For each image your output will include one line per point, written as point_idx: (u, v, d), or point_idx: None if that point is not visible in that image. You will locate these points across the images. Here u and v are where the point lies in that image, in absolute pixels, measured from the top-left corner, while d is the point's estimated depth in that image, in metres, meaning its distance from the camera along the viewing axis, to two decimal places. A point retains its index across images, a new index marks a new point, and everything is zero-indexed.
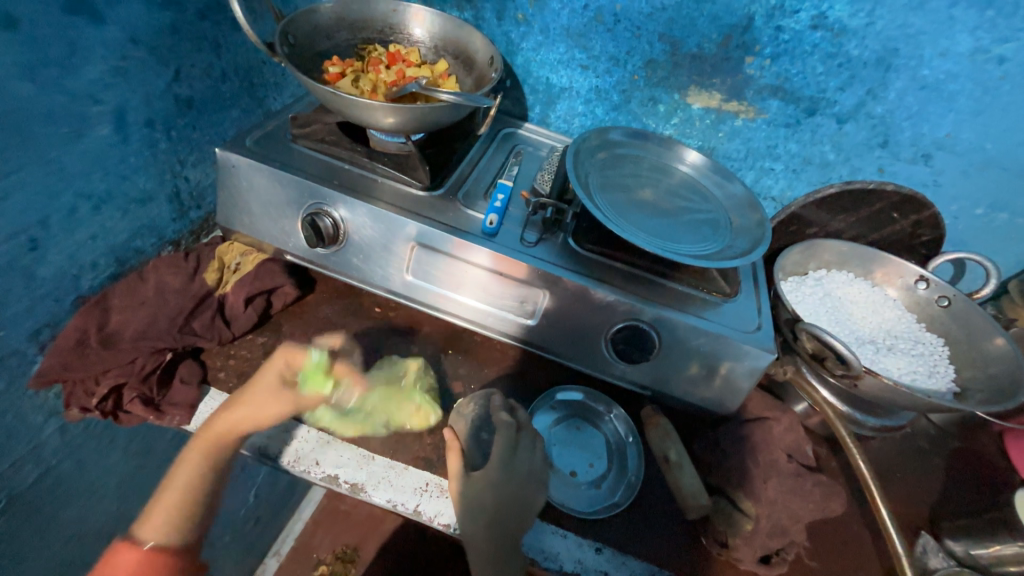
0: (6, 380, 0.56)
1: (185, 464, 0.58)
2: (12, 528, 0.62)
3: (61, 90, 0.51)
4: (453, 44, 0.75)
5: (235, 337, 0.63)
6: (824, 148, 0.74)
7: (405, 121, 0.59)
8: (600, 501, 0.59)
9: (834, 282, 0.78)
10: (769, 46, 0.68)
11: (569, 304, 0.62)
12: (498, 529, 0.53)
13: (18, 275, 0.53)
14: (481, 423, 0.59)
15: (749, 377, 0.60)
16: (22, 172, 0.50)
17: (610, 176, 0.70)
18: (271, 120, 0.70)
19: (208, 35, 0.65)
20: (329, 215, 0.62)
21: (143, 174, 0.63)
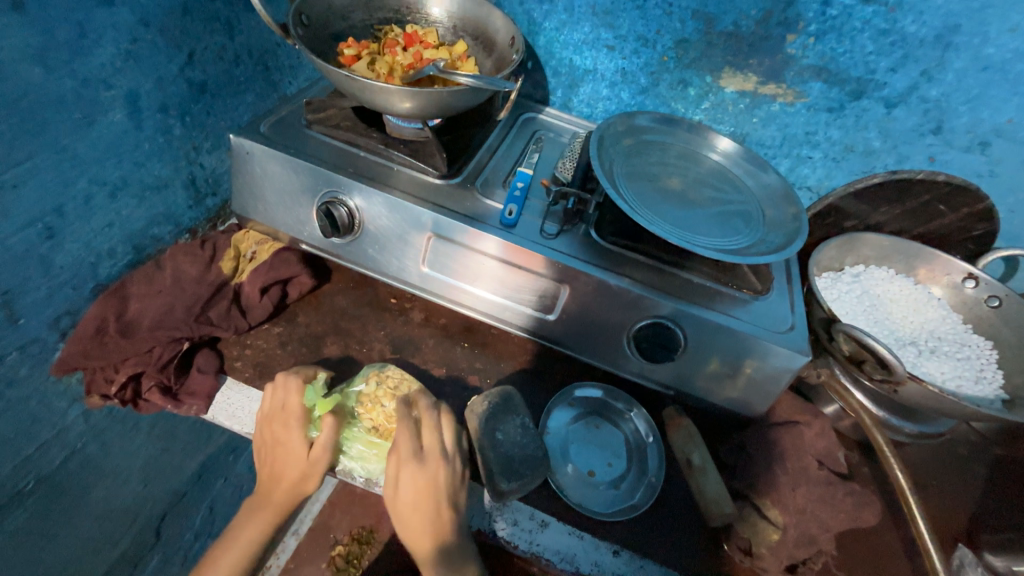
0: (29, 367, 0.57)
1: (244, 530, 0.56)
2: (42, 507, 0.64)
3: (72, 75, 0.50)
4: (473, 24, 0.71)
5: (251, 326, 0.63)
6: (869, 134, 0.69)
7: (422, 106, 0.57)
8: (618, 502, 0.57)
9: (873, 279, 0.73)
10: (814, 23, 0.63)
11: (591, 299, 0.60)
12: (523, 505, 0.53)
13: (36, 263, 0.53)
14: (493, 420, 0.56)
15: (780, 380, 0.57)
16: (36, 159, 0.50)
17: (636, 164, 0.66)
18: (285, 105, 0.68)
19: (221, 15, 0.63)
20: (344, 204, 0.61)
21: (158, 161, 0.62)
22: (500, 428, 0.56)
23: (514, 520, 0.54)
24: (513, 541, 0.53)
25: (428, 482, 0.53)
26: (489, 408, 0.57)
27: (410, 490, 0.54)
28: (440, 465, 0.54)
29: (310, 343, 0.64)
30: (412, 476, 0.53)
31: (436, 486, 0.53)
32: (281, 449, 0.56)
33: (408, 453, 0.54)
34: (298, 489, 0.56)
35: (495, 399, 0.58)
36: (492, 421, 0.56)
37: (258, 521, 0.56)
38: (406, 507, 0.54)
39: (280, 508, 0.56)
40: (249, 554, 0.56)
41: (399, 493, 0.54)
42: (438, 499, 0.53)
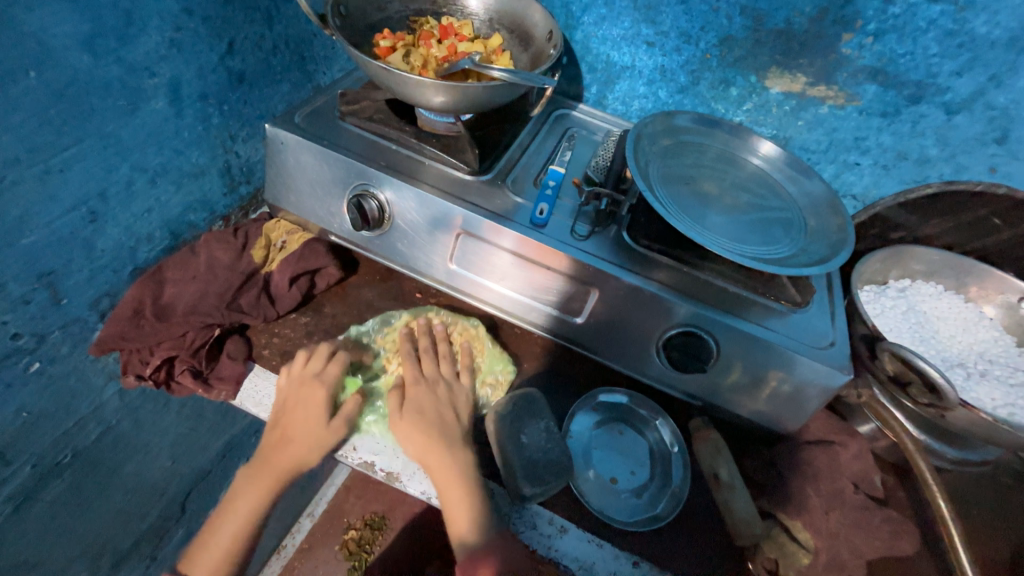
0: (69, 345, 0.59)
1: (246, 493, 0.58)
2: (78, 479, 0.66)
3: (118, 62, 0.51)
4: (510, 17, 0.70)
5: (280, 315, 0.64)
6: (925, 141, 0.65)
7: (456, 100, 0.56)
8: (640, 511, 0.56)
9: (919, 295, 0.70)
10: (874, 22, 0.59)
11: (620, 305, 0.58)
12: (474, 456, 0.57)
13: (78, 245, 0.55)
14: (518, 424, 0.56)
15: (817, 398, 0.55)
16: (82, 144, 0.51)
17: (672, 166, 0.64)
18: (320, 96, 0.68)
19: (261, 5, 0.64)
20: (375, 198, 0.61)
21: (196, 149, 0.63)
22: (525, 432, 0.55)
23: (533, 523, 0.54)
24: (531, 544, 0.53)
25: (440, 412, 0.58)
26: (512, 413, 0.57)
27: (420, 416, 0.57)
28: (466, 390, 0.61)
29: (335, 334, 0.64)
30: (419, 393, 0.59)
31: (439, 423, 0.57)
32: (304, 408, 0.56)
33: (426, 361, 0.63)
34: (304, 462, 0.57)
35: (520, 403, 0.57)
36: (517, 422, 0.56)
37: (261, 487, 0.58)
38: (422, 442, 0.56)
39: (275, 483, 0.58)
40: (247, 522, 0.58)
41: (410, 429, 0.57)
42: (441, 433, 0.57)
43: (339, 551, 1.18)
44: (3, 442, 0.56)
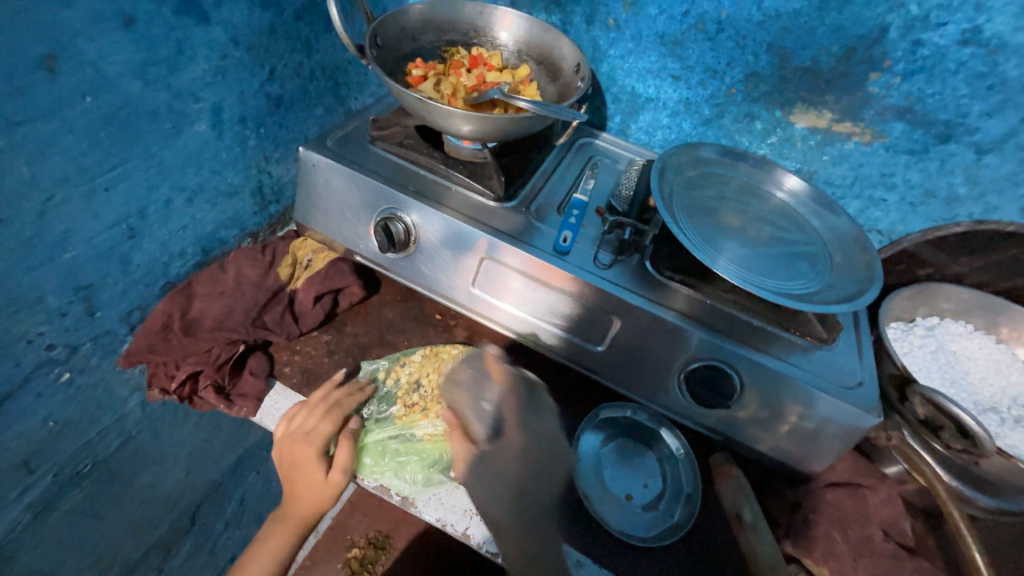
0: (99, 357, 0.60)
1: (272, 538, 0.58)
2: (95, 488, 0.67)
3: (167, 88, 0.53)
4: (538, 50, 0.72)
5: (302, 333, 0.65)
6: (954, 180, 0.65)
7: (485, 129, 0.57)
8: (660, 522, 0.56)
9: (949, 334, 0.69)
10: (902, 62, 0.60)
11: (642, 335, 0.58)
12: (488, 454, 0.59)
13: (115, 260, 0.56)
14: (478, 392, 0.63)
15: (844, 439, 0.53)
16: (127, 165, 0.53)
17: (696, 197, 0.64)
18: (352, 121, 0.71)
19: (302, 35, 0.66)
20: (402, 220, 0.62)
21: (232, 169, 0.65)
22: (485, 397, 0.63)
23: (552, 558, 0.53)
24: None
25: (535, 436, 0.60)
26: (469, 378, 0.64)
27: (519, 433, 0.60)
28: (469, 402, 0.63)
29: (356, 353, 0.65)
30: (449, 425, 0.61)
31: (540, 442, 0.60)
32: (299, 468, 0.56)
33: (512, 392, 0.62)
34: (316, 512, 0.57)
35: (478, 366, 0.64)
36: (477, 386, 0.63)
37: (283, 532, 0.58)
38: (502, 459, 0.59)
39: (301, 522, 0.57)
40: (276, 561, 0.57)
41: (483, 448, 0.59)
42: (541, 454, 0.59)
43: (341, 569, 1.14)
44: (29, 450, 0.57)
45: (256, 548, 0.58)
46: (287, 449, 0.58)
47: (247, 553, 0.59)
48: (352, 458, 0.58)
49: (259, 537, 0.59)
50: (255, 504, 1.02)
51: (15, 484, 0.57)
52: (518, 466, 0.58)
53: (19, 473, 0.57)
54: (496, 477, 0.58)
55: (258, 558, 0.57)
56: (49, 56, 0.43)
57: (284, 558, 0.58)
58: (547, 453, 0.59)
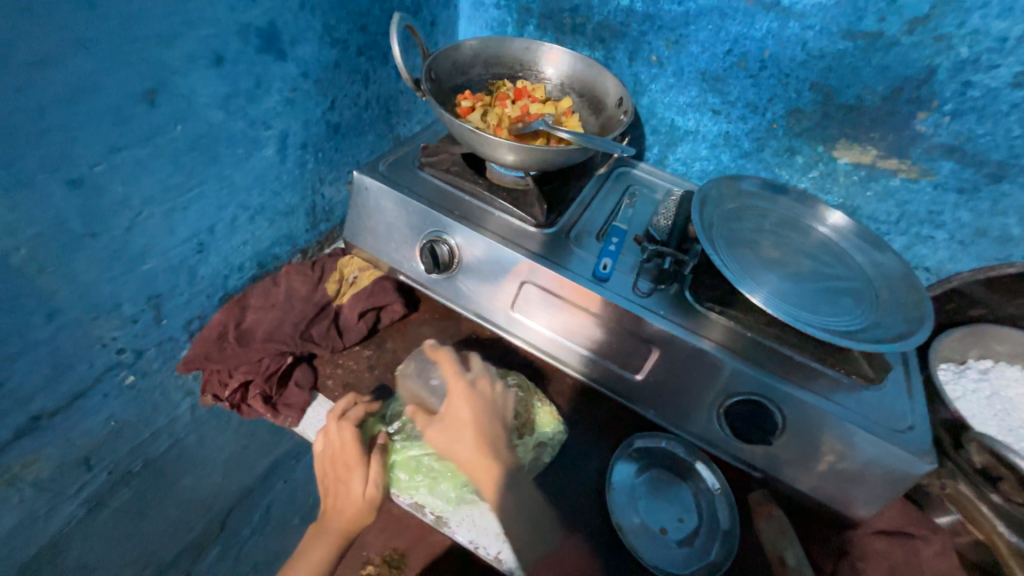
0: (160, 362, 0.64)
1: (312, 551, 0.58)
2: (143, 488, 0.70)
3: (243, 117, 0.58)
4: (581, 84, 0.75)
5: (345, 347, 0.67)
6: (1007, 220, 0.63)
7: (530, 160, 0.59)
8: (694, 560, 0.55)
9: (1004, 379, 0.67)
10: (951, 102, 0.60)
11: (681, 365, 0.58)
12: (483, 434, 0.58)
13: (184, 272, 0.61)
14: (426, 370, 0.65)
15: (895, 485, 0.51)
16: (203, 186, 0.58)
17: (736, 229, 0.64)
18: (402, 147, 0.74)
19: (362, 68, 0.71)
20: (446, 243, 0.64)
21: (290, 191, 0.70)
22: (434, 376, 0.64)
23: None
24: None
25: (475, 398, 0.59)
26: (416, 367, 0.66)
27: (459, 403, 0.59)
28: (468, 385, 0.60)
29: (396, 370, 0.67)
30: (454, 406, 0.59)
31: (488, 404, 0.60)
32: (341, 478, 0.57)
33: (457, 371, 0.61)
34: (356, 526, 0.57)
35: (421, 358, 0.66)
36: (425, 370, 0.65)
37: (323, 545, 0.58)
38: (459, 428, 0.58)
39: (341, 535, 0.57)
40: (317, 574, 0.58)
41: (441, 418, 0.59)
42: (491, 412, 0.59)
43: None
44: (92, 447, 0.60)
45: (296, 560, 0.59)
46: (329, 464, 0.58)
47: (288, 564, 0.59)
48: (384, 471, 0.58)
49: (299, 550, 0.60)
50: (280, 513, 1.03)
51: (75, 479, 0.60)
52: (471, 431, 0.58)
53: (80, 469, 0.60)
54: (460, 431, 0.58)
55: (299, 569, 0.58)
56: (151, 90, 0.48)
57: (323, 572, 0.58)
58: (493, 407, 0.60)
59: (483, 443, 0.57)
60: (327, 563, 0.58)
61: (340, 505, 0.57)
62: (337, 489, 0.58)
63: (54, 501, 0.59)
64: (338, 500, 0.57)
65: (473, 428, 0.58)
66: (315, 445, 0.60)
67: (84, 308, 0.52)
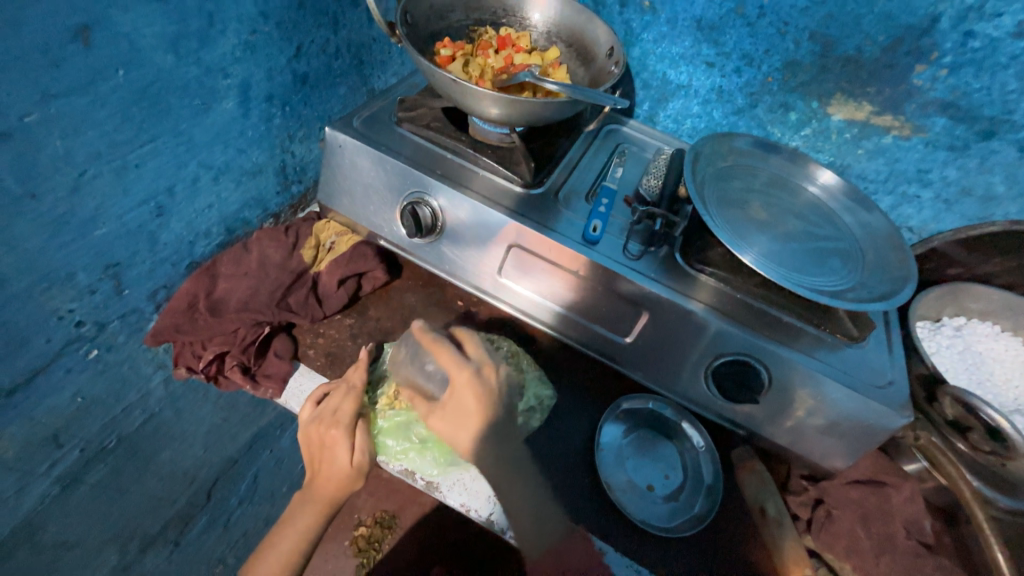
0: (126, 334, 0.60)
1: (300, 517, 0.58)
2: (119, 463, 0.68)
3: (197, 63, 0.52)
4: (569, 32, 0.70)
5: (326, 316, 0.64)
6: (993, 177, 0.63)
7: (515, 114, 0.55)
8: (679, 513, 0.57)
9: (975, 335, 0.70)
10: (950, 54, 0.58)
11: (671, 327, 0.57)
12: (494, 431, 0.56)
13: (144, 238, 0.56)
14: (420, 356, 0.60)
15: (873, 438, 0.53)
16: (157, 141, 0.52)
17: (727, 189, 0.62)
18: (377, 101, 0.69)
19: (329, 10, 0.65)
20: (428, 205, 0.61)
21: (257, 148, 0.65)
22: (428, 361, 0.60)
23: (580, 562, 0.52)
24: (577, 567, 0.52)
25: (480, 389, 0.56)
26: (409, 352, 0.61)
27: (457, 395, 0.56)
28: (471, 376, 0.56)
29: (380, 338, 0.65)
30: (457, 401, 0.56)
31: (492, 394, 0.57)
32: (326, 450, 0.56)
33: (455, 362, 0.57)
34: (343, 492, 0.56)
35: (411, 344, 0.61)
36: (417, 356, 0.60)
37: (311, 512, 0.57)
38: (463, 418, 0.56)
39: (330, 503, 0.57)
40: (305, 539, 0.57)
41: (444, 408, 0.57)
42: (497, 400, 0.57)
43: (348, 548, 1.14)
44: (59, 425, 0.57)
45: (283, 527, 0.59)
46: (312, 435, 0.57)
47: (275, 529, 0.59)
48: (370, 439, 0.58)
49: (286, 516, 0.59)
50: (267, 481, 1.03)
51: (44, 458, 0.57)
52: (473, 419, 0.56)
53: (49, 447, 0.57)
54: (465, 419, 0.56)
55: (287, 535, 0.58)
56: (84, 28, 0.42)
57: (311, 538, 0.58)
58: (497, 398, 0.57)
59: (495, 437, 0.56)
60: (314, 529, 0.58)
61: (327, 475, 0.56)
62: (324, 461, 0.56)
63: (22, 481, 0.56)
64: (325, 470, 0.56)
65: (486, 428, 0.56)
66: (299, 414, 0.59)
67: (32, 279, 0.47)
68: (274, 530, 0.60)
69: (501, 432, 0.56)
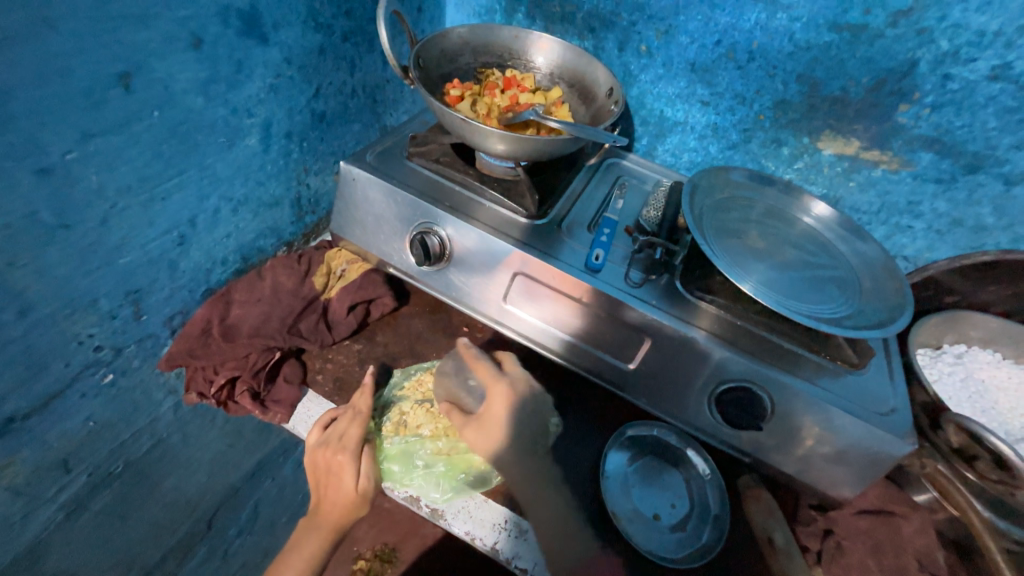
0: (141, 359, 0.62)
1: (301, 547, 0.58)
2: (124, 489, 0.68)
3: (224, 104, 0.56)
4: (571, 73, 0.74)
5: (334, 342, 0.66)
6: (982, 209, 0.65)
7: (520, 149, 0.58)
8: (686, 544, 0.56)
9: (976, 362, 0.70)
10: (932, 94, 0.61)
11: (673, 354, 0.58)
12: (527, 447, 0.57)
13: (164, 266, 0.59)
14: (464, 370, 0.64)
15: (878, 466, 0.53)
16: (183, 175, 0.56)
17: (725, 219, 0.65)
18: (389, 137, 0.73)
19: (347, 55, 0.70)
20: (437, 234, 0.63)
21: (275, 181, 0.68)
22: (473, 376, 0.63)
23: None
24: None
25: (513, 401, 0.58)
26: (455, 366, 0.65)
27: (495, 404, 0.58)
28: (507, 389, 0.58)
29: (387, 364, 0.66)
30: (495, 412, 0.57)
31: (524, 406, 0.58)
32: (331, 475, 0.56)
33: (492, 375, 0.59)
34: (346, 519, 0.56)
35: (457, 357, 0.65)
36: (462, 370, 0.64)
37: (313, 541, 0.57)
38: (498, 430, 0.57)
39: (331, 531, 0.57)
40: (306, 570, 0.57)
41: (479, 419, 0.58)
42: (528, 413, 0.58)
43: None
44: (69, 450, 0.58)
45: (285, 557, 0.58)
46: (317, 459, 0.57)
47: (277, 558, 0.59)
48: (375, 465, 0.58)
49: (288, 546, 0.59)
50: (268, 511, 1.01)
51: (53, 483, 0.58)
52: (505, 433, 0.57)
53: (57, 472, 0.58)
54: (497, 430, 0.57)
55: (288, 564, 0.57)
56: (126, 74, 0.46)
57: (312, 567, 0.57)
58: (530, 410, 0.58)
59: (531, 456, 0.57)
60: (316, 559, 0.57)
61: (331, 501, 0.56)
62: (329, 486, 0.56)
63: (29, 506, 0.56)
64: (330, 496, 0.56)
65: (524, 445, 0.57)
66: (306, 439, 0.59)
67: (58, 305, 0.49)
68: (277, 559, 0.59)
69: (534, 451, 0.57)
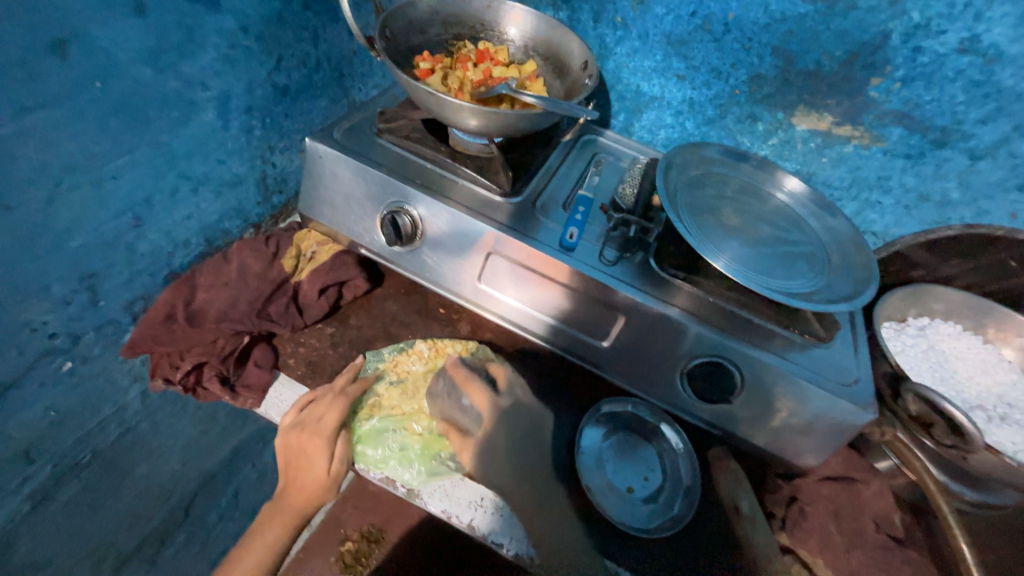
0: (101, 347, 0.60)
1: (269, 529, 0.58)
2: (93, 479, 0.66)
3: (176, 76, 0.53)
4: (545, 46, 0.72)
5: (306, 325, 0.65)
6: (948, 183, 0.66)
7: (492, 124, 0.57)
8: (658, 515, 0.57)
9: (938, 334, 0.72)
10: (902, 68, 0.61)
11: (646, 331, 0.59)
12: (523, 470, 0.58)
13: (121, 249, 0.56)
14: (455, 391, 0.63)
15: (841, 434, 0.55)
16: (135, 153, 0.53)
17: (700, 196, 0.65)
18: (357, 112, 0.70)
19: (310, 24, 0.66)
20: (409, 213, 0.62)
21: (237, 159, 0.65)
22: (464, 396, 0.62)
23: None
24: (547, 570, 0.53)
25: (507, 425, 0.59)
26: (446, 385, 0.63)
27: (490, 428, 0.59)
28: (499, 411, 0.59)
29: (361, 346, 0.65)
30: (490, 437, 0.59)
31: (517, 428, 0.60)
32: (303, 459, 0.56)
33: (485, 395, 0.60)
34: (316, 501, 0.57)
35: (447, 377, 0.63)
36: (454, 391, 0.63)
37: (279, 523, 0.58)
38: (496, 455, 0.58)
39: (299, 514, 0.57)
40: (272, 551, 0.58)
41: (478, 443, 0.59)
42: (522, 434, 0.60)
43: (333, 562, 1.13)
44: (30, 440, 0.56)
45: (252, 538, 0.59)
46: (289, 443, 0.57)
47: (245, 540, 0.59)
48: (350, 448, 0.58)
49: (255, 528, 0.60)
50: (248, 496, 1.01)
51: (15, 474, 0.56)
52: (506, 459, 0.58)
53: (19, 463, 0.56)
54: (495, 452, 0.59)
55: (255, 546, 0.58)
56: (62, 42, 0.43)
57: (279, 550, 0.58)
58: (524, 428, 0.60)
59: (530, 477, 0.58)
60: (282, 541, 0.58)
61: (303, 484, 0.57)
62: (301, 470, 0.57)
63: None
64: (301, 480, 0.57)
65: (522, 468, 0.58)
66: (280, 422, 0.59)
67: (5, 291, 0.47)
68: (244, 540, 0.60)
69: (532, 475, 0.58)
